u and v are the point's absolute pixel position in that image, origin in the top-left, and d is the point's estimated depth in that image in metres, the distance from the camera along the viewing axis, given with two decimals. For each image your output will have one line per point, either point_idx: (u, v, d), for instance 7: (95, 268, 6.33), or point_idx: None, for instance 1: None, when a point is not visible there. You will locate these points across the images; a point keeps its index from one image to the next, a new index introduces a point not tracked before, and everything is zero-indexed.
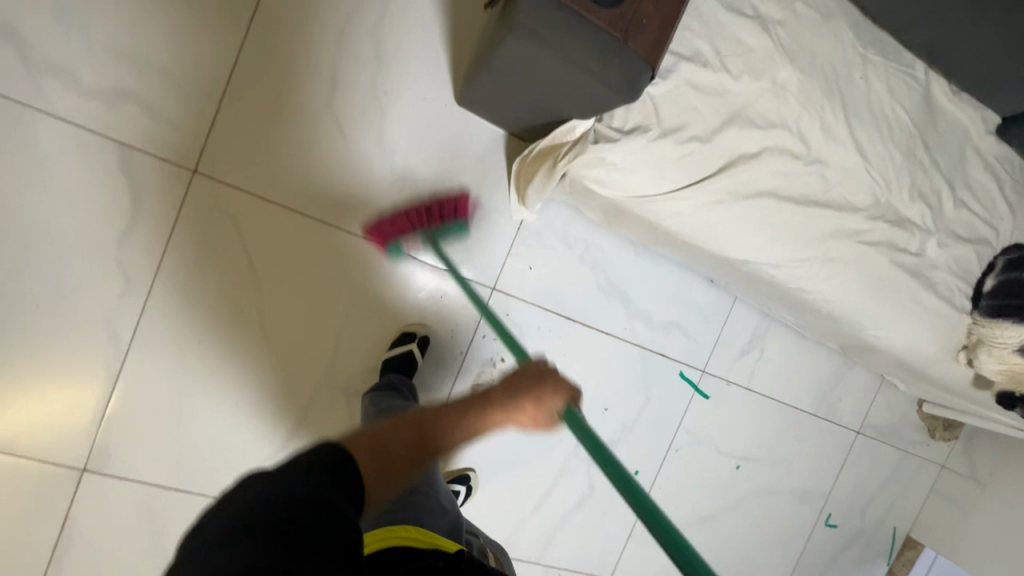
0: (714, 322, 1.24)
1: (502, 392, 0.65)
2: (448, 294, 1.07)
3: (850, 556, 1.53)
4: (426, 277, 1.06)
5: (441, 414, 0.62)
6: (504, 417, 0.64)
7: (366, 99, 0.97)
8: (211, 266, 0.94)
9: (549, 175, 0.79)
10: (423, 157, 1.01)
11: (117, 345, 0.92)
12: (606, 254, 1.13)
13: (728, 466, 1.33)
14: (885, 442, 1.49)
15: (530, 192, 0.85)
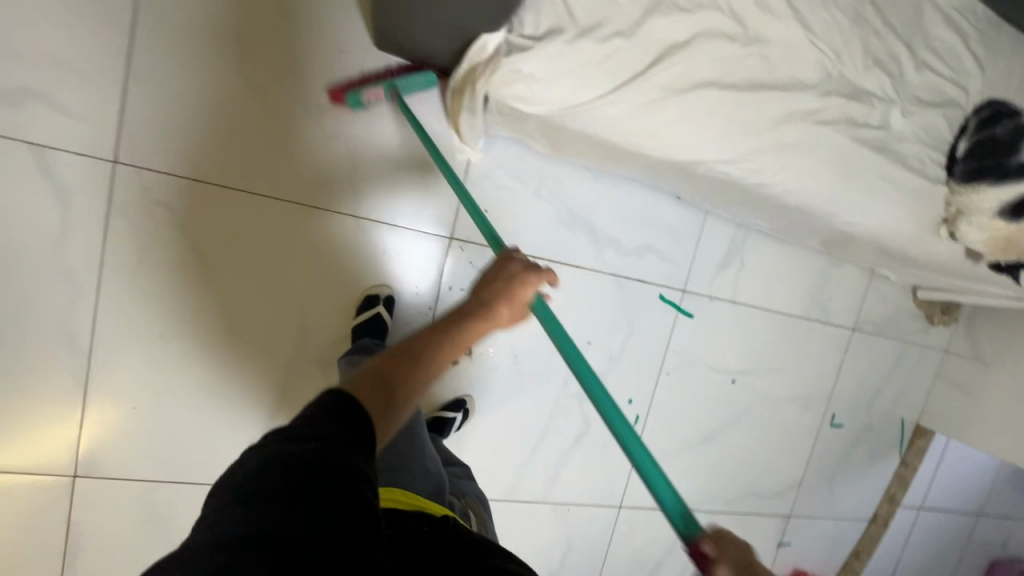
0: (689, 239, 1.20)
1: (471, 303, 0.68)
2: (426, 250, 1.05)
3: (860, 453, 1.53)
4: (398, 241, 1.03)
5: (413, 349, 0.62)
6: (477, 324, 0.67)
7: (279, 57, 0.91)
8: (156, 258, 0.92)
9: (472, 100, 0.76)
10: (354, 111, 0.96)
11: (79, 352, 0.91)
12: (563, 184, 1.08)
13: (723, 381, 1.32)
14: (883, 335, 1.46)
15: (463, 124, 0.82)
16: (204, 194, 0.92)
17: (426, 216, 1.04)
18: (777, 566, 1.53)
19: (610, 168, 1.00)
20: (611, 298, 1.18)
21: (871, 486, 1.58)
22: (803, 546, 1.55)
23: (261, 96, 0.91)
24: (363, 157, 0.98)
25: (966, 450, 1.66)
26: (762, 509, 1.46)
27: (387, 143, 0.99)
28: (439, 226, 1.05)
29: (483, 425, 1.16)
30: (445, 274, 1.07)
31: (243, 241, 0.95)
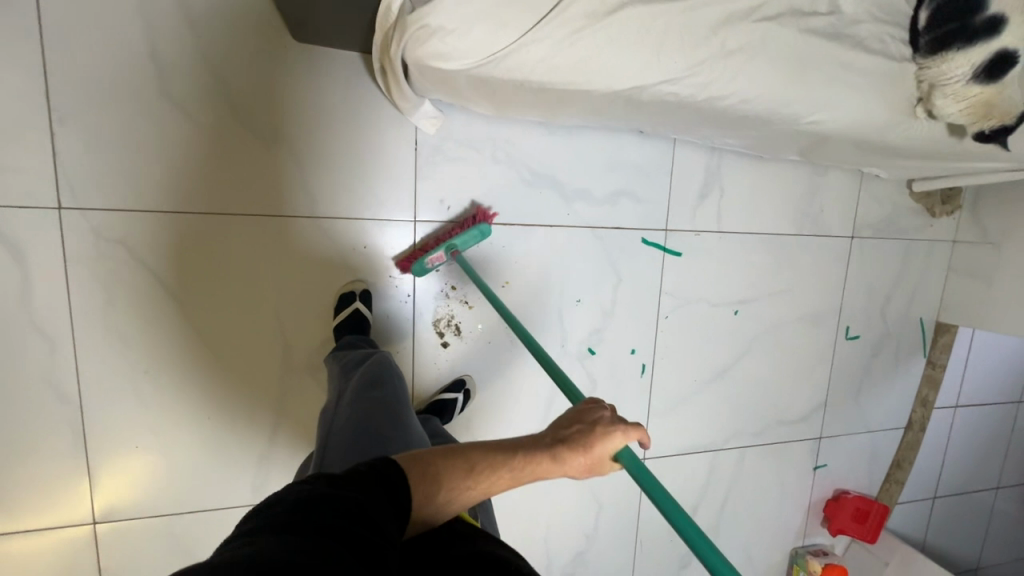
0: (661, 176, 1.16)
1: (551, 441, 0.62)
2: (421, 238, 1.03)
3: (883, 361, 1.49)
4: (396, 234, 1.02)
5: (484, 451, 0.62)
6: (555, 466, 0.60)
7: (198, 69, 0.87)
8: (124, 297, 0.91)
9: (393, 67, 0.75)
10: (287, 110, 0.92)
11: (69, 404, 0.91)
12: (519, 144, 1.05)
13: (725, 314, 1.29)
14: (885, 237, 1.41)
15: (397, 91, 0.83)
16: (155, 225, 0.90)
17: (385, 204, 1.00)
18: (817, 490, 1.51)
19: (563, 118, 0.96)
20: (592, 252, 1.15)
21: (901, 393, 1.54)
22: (841, 465, 1.52)
23: (188, 113, 0.88)
24: (305, 156, 0.94)
25: (994, 339, 1.60)
26: (792, 436, 1.43)
27: (328, 136, 0.95)
28: (401, 210, 1.01)
29: (489, 403, 1.15)
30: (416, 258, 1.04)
31: (205, 265, 0.93)
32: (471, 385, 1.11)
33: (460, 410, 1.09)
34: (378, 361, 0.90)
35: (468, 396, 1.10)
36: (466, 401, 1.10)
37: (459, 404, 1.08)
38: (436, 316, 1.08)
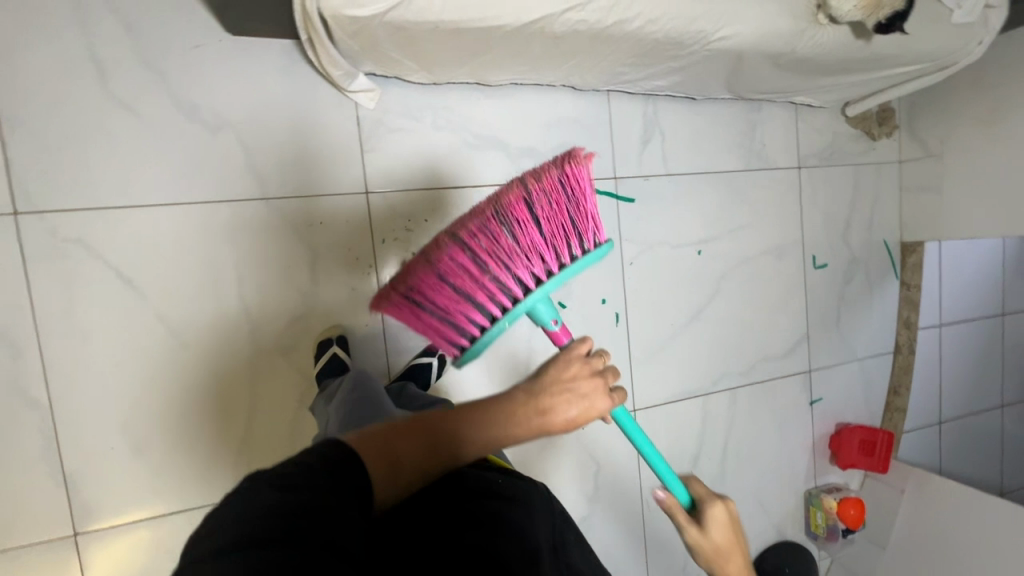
0: (601, 126, 1.21)
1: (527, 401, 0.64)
2: None
3: (856, 286, 1.51)
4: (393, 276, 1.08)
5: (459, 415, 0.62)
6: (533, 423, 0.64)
7: (140, 70, 0.92)
8: (86, 295, 0.92)
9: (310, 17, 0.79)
10: (229, 98, 0.97)
11: (41, 408, 0.91)
12: (458, 109, 1.10)
13: (689, 255, 1.31)
14: (832, 164, 1.45)
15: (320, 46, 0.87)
16: (110, 219, 0.92)
17: (335, 178, 1.03)
18: (818, 426, 1.49)
19: (493, 73, 1.01)
20: None
21: (882, 318, 1.55)
22: (837, 397, 1.51)
23: (133, 110, 0.92)
24: (252, 140, 0.98)
25: (964, 253, 1.62)
26: (781, 371, 1.43)
27: (273, 120, 0.99)
28: (352, 185, 1.04)
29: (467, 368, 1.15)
30: (374, 230, 1.06)
31: (164, 254, 0.95)
32: None
33: (436, 378, 1.09)
34: (357, 385, 0.91)
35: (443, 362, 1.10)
36: (442, 369, 1.09)
37: (434, 370, 1.07)
38: None
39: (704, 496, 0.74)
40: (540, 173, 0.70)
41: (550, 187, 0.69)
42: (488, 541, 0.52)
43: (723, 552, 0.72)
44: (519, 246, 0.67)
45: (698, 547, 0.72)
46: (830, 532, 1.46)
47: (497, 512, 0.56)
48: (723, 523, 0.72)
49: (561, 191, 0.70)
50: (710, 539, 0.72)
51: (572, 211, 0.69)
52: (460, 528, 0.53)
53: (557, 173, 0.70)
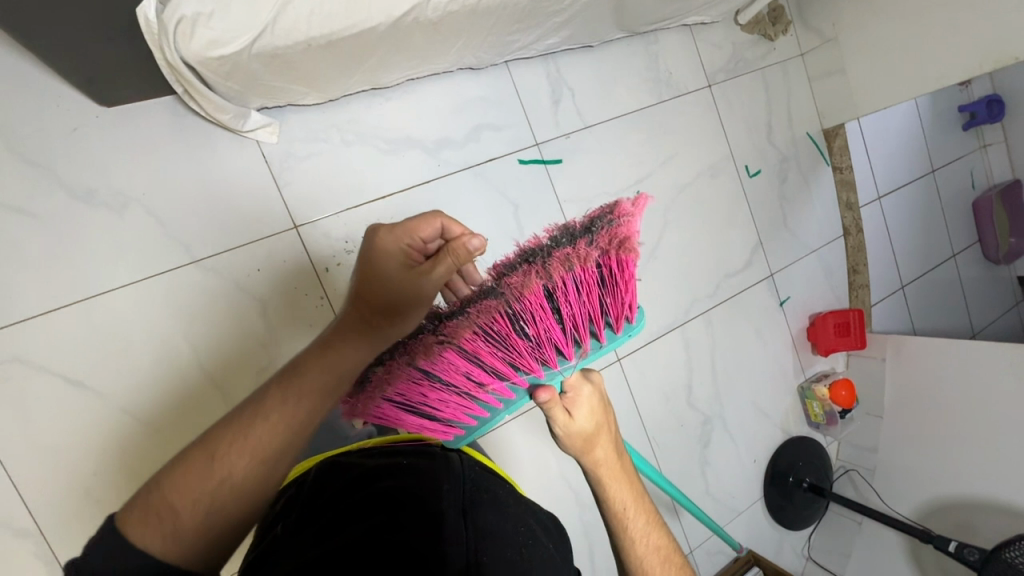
0: (509, 97, 1.21)
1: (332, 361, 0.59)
2: None
3: (793, 182, 1.55)
4: None
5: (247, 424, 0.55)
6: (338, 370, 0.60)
7: (25, 168, 0.88)
8: (39, 411, 0.89)
9: (174, 66, 0.78)
10: (125, 173, 0.93)
11: (31, 535, 0.88)
12: (363, 119, 1.08)
13: (629, 197, 1.33)
14: (739, 73, 1.48)
15: (202, 96, 0.86)
16: (40, 329, 0.89)
17: (260, 222, 1.01)
18: (793, 323, 1.55)
19: (384, 75, 0.99)
20: (479, 190, 1.18)
21: (824, 205, 1.61)
22: (804, 292, 1.57)
23: (28, 213, 0.88)
24: (162, 208, 0.95)
25: (883, 124, 1.68)
26: (745, 282, 1.47)
27: (179, 180, 0.96)
28: (278, 222, 1.02)
29: None
30: (314, 260, 1.04)
31: (109, 346, 0.92)
32: None
33: None
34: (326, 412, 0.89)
35: None
36: None
37: None
38: None
39: (574, 383, 0.70)
40: (574, 259, 0.65)
41: (583, 275, 0.66)
42: (377, 525, 0.47)
43: (592, 437, 0.70)
44: (550, 330, 0.66)
45: (570, 436, 0.69)
46: (829, 418, 1.54)
47: (388, 492, 0.51)
48: (590, 405, 0.70)
49: (592, 277, 0.66)
50: (579, 425, 0.69)
51: (604, 293, 0.67)
52: (346, 521, 0.48)
53: (592, 257, 0.66)
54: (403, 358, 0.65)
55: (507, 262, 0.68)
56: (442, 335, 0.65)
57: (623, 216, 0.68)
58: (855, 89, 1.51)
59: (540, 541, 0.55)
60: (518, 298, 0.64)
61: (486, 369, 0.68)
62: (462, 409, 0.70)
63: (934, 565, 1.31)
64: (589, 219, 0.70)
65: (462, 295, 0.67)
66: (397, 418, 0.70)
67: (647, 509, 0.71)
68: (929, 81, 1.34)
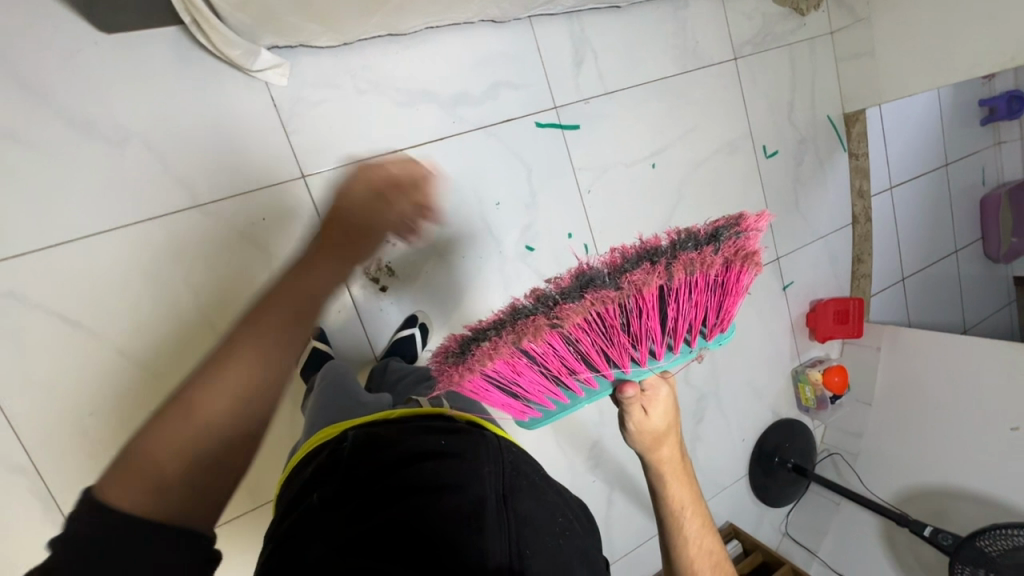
0: (530, 55, 1.16)
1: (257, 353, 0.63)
2: (386, 296, 1.08)
3: (808, 166, 1.53)
4: (388, 306, 1.08)
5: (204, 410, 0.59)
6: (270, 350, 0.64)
7: (19, 94, 0.83)
8: (35, 350, 0.87)
9: None
10: (127, 106, 0.88)
11: (26, 471, 0.88)
12: (377, 67, 1.03)
13: (645, 169, 1.30)
14: (766, 48, 1.43)
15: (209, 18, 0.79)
16: (33, 265, 0.85)
17: (266, 168, 0.97)
18: (794, 308, 1.56)
19: (403, 22, 0.94)
20: (493, 153, 1.14)
21: (836, 191, 1.59)
22: (808, 278, 1.57)
23: (22, 142, 0.83)
24: (165, 146, 0.91)
25: (904, 113, 1.65)
26: None
27: (183, 119, 0.91)
28: (286, 170, 0.98)
29: (443, 321, 1.13)
30: (320, 214, 1.01)
31: (108, 286, 0.89)
32: (424, 315, 1.10)
33: (422, 347, 1.07)
34: (331, 372, 0.89)
35: (426, 331, 1.09)
36: (426, 337, 1.08)
37: (418, 340, 1.06)
38: (363, 264, 1.05)
39: (653, 381, 0.62)
40: (698, 263, 0.56)
41: (700, 279, 0.57)
42: (418, 513, 0.46)
43: (661, 436, 0.65)
44: (651, 323, 0.57)
45: (641, 432, 0.64)
46: (820, 402, 1.57)
47: (430, 477, 0.49)
48: (667, 405, 0.63)
49: (708, 285, 0.58)
50: (653, 424, 0.63)
51: (715, 303, 0.58)
52: (385, 504, 0.47)
53: (717, 264, 0.57)
54: (507, 335, 0.58)
55: (623, 254, 0.60)
56: (551, 318, 0.57)
57: (750, 229, 0.59)
58: (881, 73, 1.48)
59: (572, 523, 0.57)
60: (632, 294, 0.56)
61: (577, 353, 0.59)
62: (545, 395, 0.62)
63: (906, 546, 1.36)
64: (713, 226, 0.61)
65: (573, 279, 0.60)
66: (476, 394, 0.62)
67: (703, 511, 0.68)
68: (958, 70, 1.30)
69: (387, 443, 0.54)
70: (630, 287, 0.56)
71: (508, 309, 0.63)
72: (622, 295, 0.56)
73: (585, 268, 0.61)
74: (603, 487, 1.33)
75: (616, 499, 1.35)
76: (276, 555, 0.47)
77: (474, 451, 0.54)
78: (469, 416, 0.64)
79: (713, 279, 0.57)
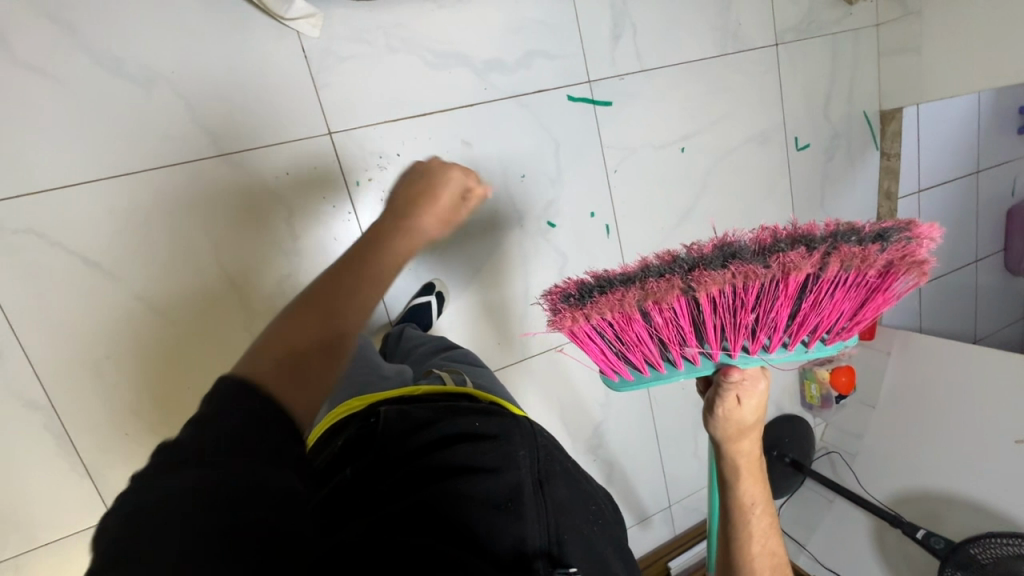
0: (568, 23, 1.12)
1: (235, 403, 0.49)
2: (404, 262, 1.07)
3: (837, 162, 1.50)
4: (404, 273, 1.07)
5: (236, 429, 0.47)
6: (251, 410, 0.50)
7: (46, 25, 0.81)
8: (54, 289, 0.86)
9: None
10: (155, 47, 0.86)
11: (41, 407, 0.89)
12: (409, 25, 0.99)
13: (673, 152, 1.27)
14: (809, 36, 1.38)
15: None
16: (55, 201, 0.84)
17: (291, 121, 0.95)
18: None
19: None
20: (523, 123, 1.11)
21: (863, 190, 1.57)
22: None
23: (47, 74, 0.82)
24: (191, 91, 0.89)
25: (943, 114, 1.60)
26: None
27: (214, 64, 0.89)
28: (313, 125, 0.96)
29: (459, 290, 1.12)
30: (345, 172, 1.00)
31: (129, 228, 0.89)
32: (441, 284, 1.10)
33: (436, 315, 1.07)
34: None
35: (442, 300, 1.09)
36: (441, 306, 1.08)
37: (434, 308, 1.06)
38: None
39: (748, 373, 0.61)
40: (857, 260, 0.55)
41: (851, 279, 0.56)
42: (451, 496, 0.46)
43: (747, 429, 0.63)
44: (780, 315, 0.58)
45: (727, 422, 0.62)
46: (824, 401, 1.57)
47: (465, 460, 0.50)
48: (760, 401, 0.62)
49: (858, 285, 0.57)
50: (742, 416, 0.62)
51: (853, 304, 0.58)
52: (418, 486, 0.48)
53: (877, 265, 0.55)
54: (635, 291, 0.60)
55: (773, 234, 0.61)
56: (686, 282, 0.58)
57: (922, 237, 0.55)
58: (925, 71, 1.43)
59: (604, 510, 0.57)
60: (778, 275, 0.56)
61: (701, 329, 0.61)
62: (645, 361, 0.65)
63: (895, 548, 1.38)
64: (879, 226, 0.58)
65: (716, 249, 0.61)
66: (579, 343, 0.64)
67: (772, 512, 0.65)
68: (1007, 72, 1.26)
69: (419, 426, 0.54)
70: (775, 276, 0.56)
71: (639, 266, 0.64)
72: (760, 282, 0.57)
73: (731, 241, 0.62)
74: (602, 468, 1.34)
75: (615, 479, 1.37)
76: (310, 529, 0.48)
77: (510, 433, 0.54)
78: (489, 395, 0.65)
79: (856, 286, 0.57)
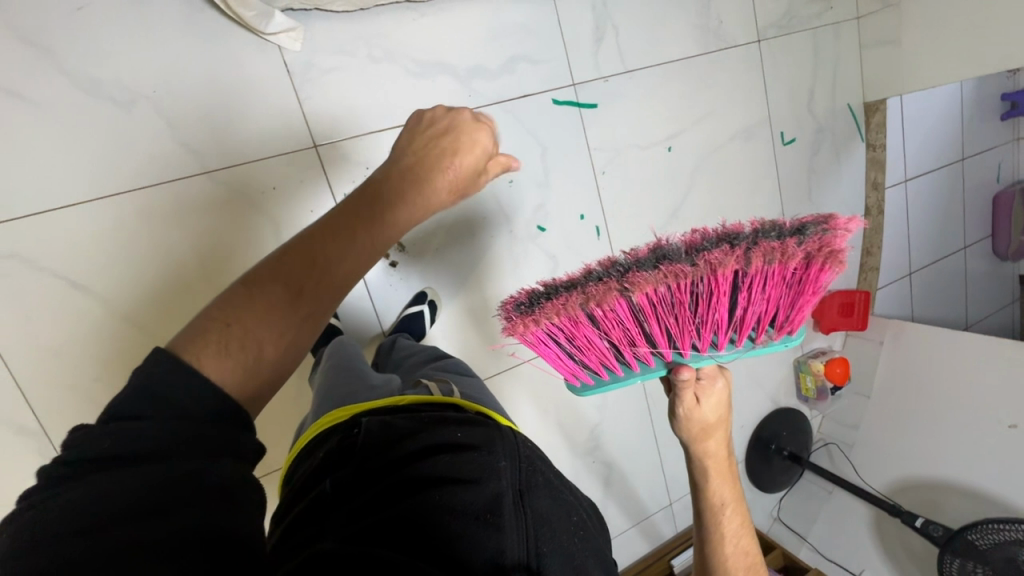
0: (550, 28, 1.12)
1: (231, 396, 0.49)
2: (394, 272, 1.07)
3: (824, 155, 1.51)
4: (396, 283, 1.07)
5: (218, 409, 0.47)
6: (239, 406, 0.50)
7: (23, 48, 0.80)
8: (40, 313, 0.86)
9: None
10: (134, 66, 0.85)
11: (32, 432, 0.88)
12: (391, 36, 0.99)
13: (660, 152, 1.28)
14: (791, 31, 1.39)
15: None
16: (37, 225, 0.84)
17: (275, 135, 0.94)
18: None
19: None
20: (509, 129, 1.11)
21: (850, 182, 1.58)
22: None
23: (26, 97, 0.81)
24: (173, 109, 0.88)
25: (926, 104, 1.61)
26: None
27: (195, 81, 0.89)
28: (297, 139, 0.96)
29: (451, 298, 1.12)
30: (332, 184, 0.99)
31: (112, 249, 0.88)
32: (433, 292, 1.10)
33: (429, 323, 1.07)
34: (339, 350, 0.90)
35: (434, 308, 1.09)
36: (433, 314, 1.08)
37: (426, 316, 1.06)
38: None
39: (706, 372, 0.61)
40: (778, 253, 0.56)
41: (777, 272, 0.57)
42: (428, 510, 0.46)
43: (711, 428, 0.64)
44: (716, 309, 0.58)
45: (689, 421, 0.63)
46: (820, 393, 1.58)
47: (445, 473, 0.49)
48: (720, 399, 0.62)
49: (784, 278, 0.58)
50: (702, 415, 0.62)
51: (782, 294, 0.58)
52: (395, 499, 0.47)
53: (797, 257, 0.56)
54: (576, 295, 0.60)
55: (703, 235, 0.62)
56: (621, 283, 0.59)
57: (839, 229, 0.56)
58: (906, 62, 1.44)
59: (585, 521, 0.57)
60: (706, 273, 0.57)
61: (645, 331, 0.60)
62: (602, 364, 0.64)
63: (895, 536, 1.39)
64: (799, 221, 0.60)
65: (649, 253, 0.62)
66: (534, 348, 0.65)
67: (743, 511, 0.68)
68: (986, 62, 1.27)
69: (401, 436, 0.54)
70: (700, 271, 0.57)
71: (582, 272, 0.64)
72: (682, 279, 0.57)
73: (663, 244, 0.62)
74: (601, 469, 1.35)
75: (614, 480, 1.37)
76: (290, 542, 0.48)
77: (491, 442, 0.54)
78: (476, 405, 0.65)
79: (785, 276, 0.57)
